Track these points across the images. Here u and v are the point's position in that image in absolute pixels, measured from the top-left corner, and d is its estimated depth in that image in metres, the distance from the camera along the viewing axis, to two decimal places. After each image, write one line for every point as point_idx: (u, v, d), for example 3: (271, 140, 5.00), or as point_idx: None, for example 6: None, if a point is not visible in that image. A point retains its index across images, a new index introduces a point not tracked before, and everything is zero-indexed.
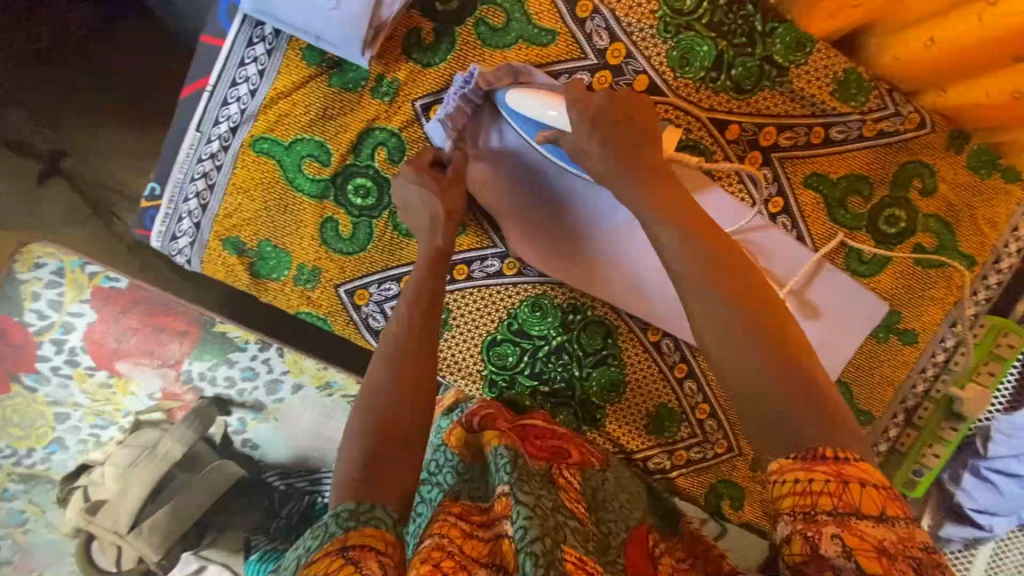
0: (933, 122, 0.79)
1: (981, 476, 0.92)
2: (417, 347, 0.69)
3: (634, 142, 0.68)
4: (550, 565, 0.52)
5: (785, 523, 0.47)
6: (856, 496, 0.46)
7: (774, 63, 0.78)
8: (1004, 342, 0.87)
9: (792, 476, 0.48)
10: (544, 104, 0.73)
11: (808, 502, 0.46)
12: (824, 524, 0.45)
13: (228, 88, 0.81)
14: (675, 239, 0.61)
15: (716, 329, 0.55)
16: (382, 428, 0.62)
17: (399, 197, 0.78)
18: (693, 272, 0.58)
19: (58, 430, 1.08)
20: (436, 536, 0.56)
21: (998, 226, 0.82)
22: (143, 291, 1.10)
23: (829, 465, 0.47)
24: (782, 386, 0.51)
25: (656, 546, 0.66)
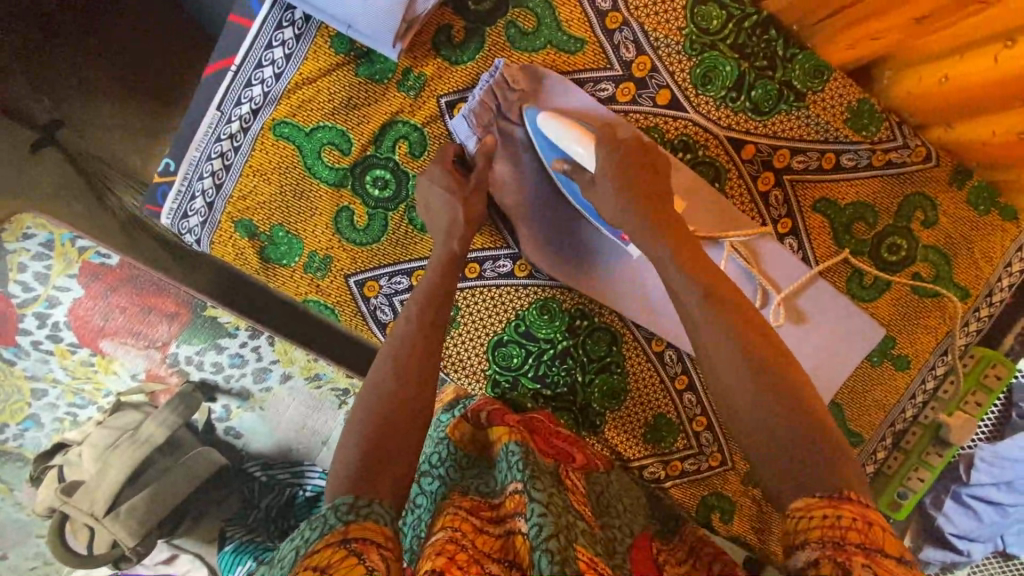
0: (938, 157, 0.82)
1: (962, 503, 0.96)
2: (424, 345, 0.68)
3: (649, 191, 0.70)
4: (566, 560, 0.51)
5: (812, 549, 0.46)
6: (879, 536, 0.46)
7: (792, 88, 0.81)
8: (992, 373, 0.89)
9: (820, 512, 0.48)
10: (574, 138, 0.74)
11: (838, 534, 0.46)
12: (854, 554, 0.44)
13: (253, 70, 0.81)
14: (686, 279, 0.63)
15: (729, 372, 0.57)
16: (386, 419, 0.62)
17: (422, 196, 0.78)
18: (710, 318, 0.60)
19: (34, 407, 1.05)
20: (446, 530, 0.58)
21: (992, 260, 0.85)
22: (134, 269, 1.07)
23: (854, 505, 0.47)
24: (782, 428, 0.53)
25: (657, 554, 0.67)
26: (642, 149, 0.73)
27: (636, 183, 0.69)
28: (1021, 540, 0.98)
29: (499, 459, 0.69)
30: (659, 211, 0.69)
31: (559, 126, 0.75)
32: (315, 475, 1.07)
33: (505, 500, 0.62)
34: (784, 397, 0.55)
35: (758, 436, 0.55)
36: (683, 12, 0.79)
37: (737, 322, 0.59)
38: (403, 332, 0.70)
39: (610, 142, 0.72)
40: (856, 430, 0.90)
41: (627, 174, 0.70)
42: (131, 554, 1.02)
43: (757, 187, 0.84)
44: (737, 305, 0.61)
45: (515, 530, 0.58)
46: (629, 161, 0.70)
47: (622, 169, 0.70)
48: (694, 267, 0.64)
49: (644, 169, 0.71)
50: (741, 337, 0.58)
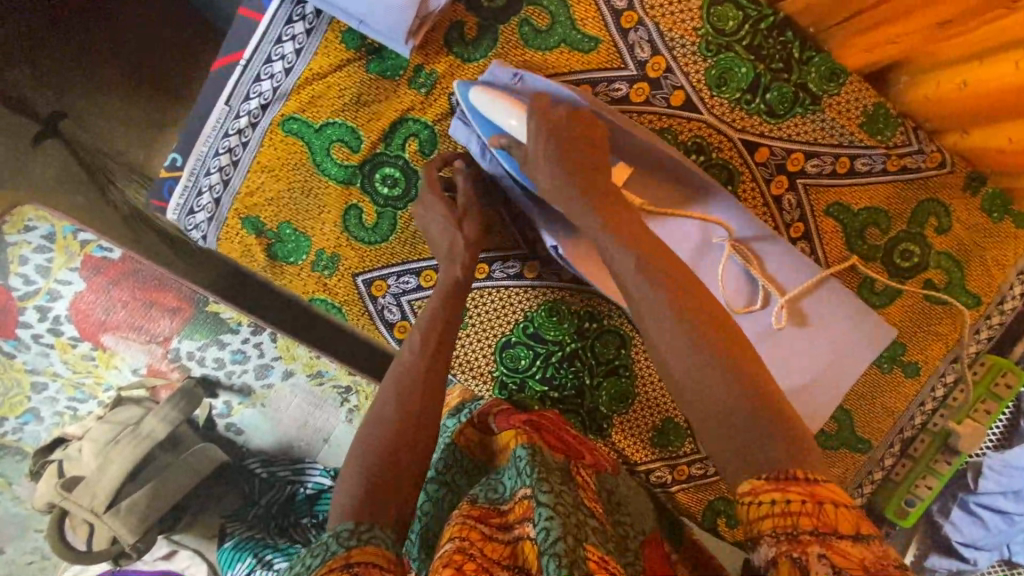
0: (953, 163, 0.82)
1: (970, 511, 0.95)
2: (424, 373, 0.67)
3: (589, 164, 0.66)
4: (573, 563, 0.51)
5: (768, 544, 0.45)
6: (833, 516, 0.44)
7: (808, 91, 0.80)
8: (1003, 381, 0.89)
9: (769, 497, 0.46)
10: (507, 110, 0.71)
11: (790, 523, 0.44)
12: (808, 543, 0.43)
13: (263, 65, 0.80)
14: (631, 261, 0.60)
15: (681, 357, 0.55)
16: (388, 443, 0.62)
17: (422, 225, 0.78)
18: (657, 298, 0.57)
19: (34, 400, 1.04)
20: (455, 540, 0.56)
21: (1005, 269, 0.84)
22: (136, 263, 1.06)
23: (801, 486, 0.46)
24: (744, 420, 0.51)
25: (670, 552, 0.68)
26: (573, 115, 0.69)
27: (572, 156, 0.66)
28: None
29: (510, 464, 0.68)
30: (599, 185, 0.66)
31: (494, 101, 0.72)
32: (316, 472, 1.06)
33: (515, 505, 0.62)
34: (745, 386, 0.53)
35: (712, 422, 0.53)
36: (699, 12, 0.78)
37: (684, 303, 0.57)
38: (405, 359, 0.69)
39: (542, 111, 0.69)
40: (864, 436, 0.89)
41: (566, 147, 0.66)
42: (131, 551, 1.01)
43: (770, 190, 0.84)
44: (686, 285, 0.59)
45: (524, 535, 0.58)
46: (563, 133, 0.67)
47: (560, 142, 0.66)
48: (641, 246, 0.61)
49: (579, 138, 0.68)
50: (690, 319, 0.56)
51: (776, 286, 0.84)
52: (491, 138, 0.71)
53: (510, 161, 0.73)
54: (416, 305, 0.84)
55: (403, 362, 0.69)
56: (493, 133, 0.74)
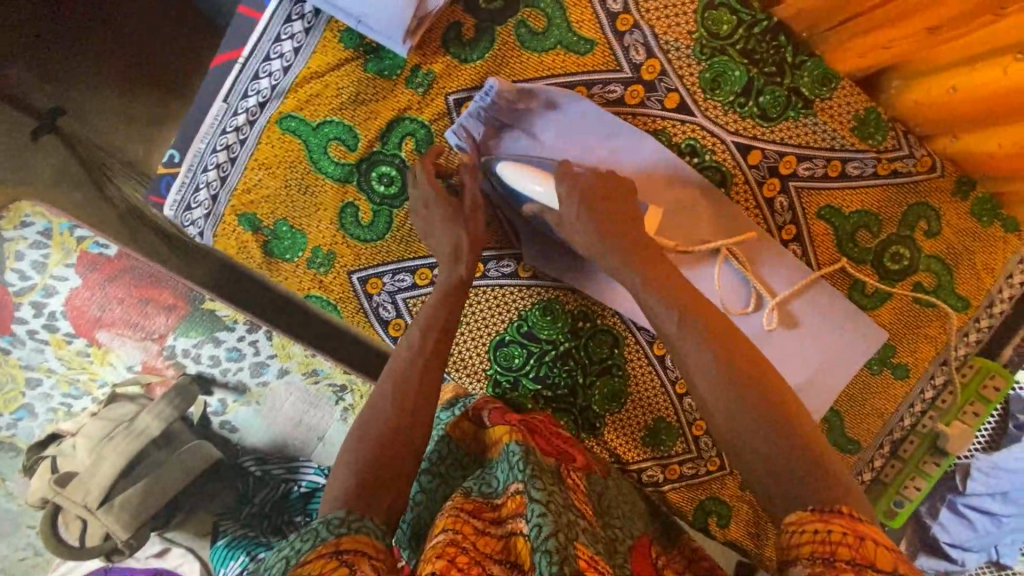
0: (943, 167, 0.83)
1: (958, 512, 0.96)
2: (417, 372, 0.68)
3: (618, 214, 0.71)
4: (564, 560, 0.51)
5: (802, 566, 0.47)
6: (872, 551, 0.46)
7: (800, 95, 0.81)
8: (991, 384, 0.90)
9: (812, 526, 0.49)
10: (533, 179, 0.75)
11: (828, 549, 0.47)
12: (842, 570, 0.45)
13: (261, 63, 0.80)
14: (670, 313, 0.64)
15: (722, 401, 0.60)
16: (384, 438, 0.63)
17: (422, 228, 0.78)
18: (698, 348, 0.62)
19: (28, 396, 1.04)
20: (448, 532, 0.57)
21: (993, 272, 0.85)
22: (132, 260, 1.06)
23: (845, 520, 0.48)
24: (777, 447, 0.57)
25: (658, 557, 0.68)
26: (601, 176, 0.72)
27: (602, 209, 0.70)
28: (1015, 550, 0.98)
29: (501, 459, 0.69)
30: (629, 233, 0.70)
31: (519, 172, 0.76)
32: (309, 471, 1.06)
33: (507, 501, 0.63)
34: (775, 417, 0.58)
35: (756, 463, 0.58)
36: (694, 16, 0.79)
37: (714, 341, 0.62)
38: (403, 357, 0.70)
39: (570, 175, 0.71)
40: (853, 437, 0.90)
41: (594, 205, 0.70)
42: (123, 548, 1.02)
43: (762, 193, 0.84)
44: (715, 324, 0.63)
45: (517, 531, 0.58)
46: (593, 190, 0.70)
47: (588, 201, 0.70)
48: (679, 297, 0.65)
49: (606, 196, 0.71)
50: (721, 353, 0.61)
51: (767, 285, 0.85)
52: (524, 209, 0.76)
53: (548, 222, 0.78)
54: (411, 303, 0.85)
55: (400, 360, 0.69)
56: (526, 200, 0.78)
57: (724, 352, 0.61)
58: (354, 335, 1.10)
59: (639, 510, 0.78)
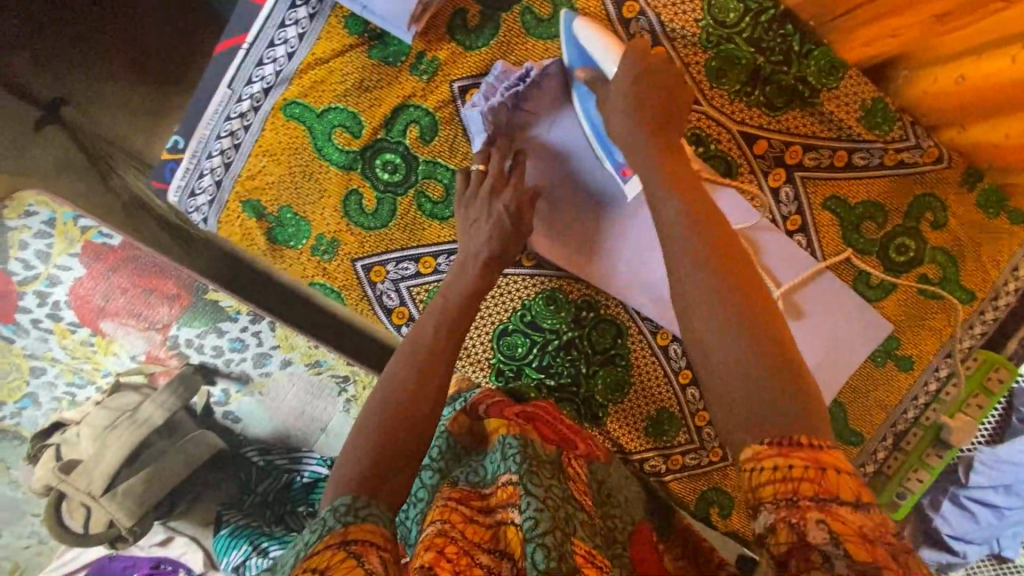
0: (950, 158, 0.82)
1: (960, 504, 0.97)
2: (435, 359, 0.66)
3: (658, 112, 0.66)
4: (560, 556, 0.52)
5: (768, 511, 0.45)
6: (833, 481, 0.44)
7: (807, 84, 0.80)
8: (994, 376, 0.90)
9: (769, 462, 0.46)
10: (604, 47, 0.72)
11: (790, 488, 0.44)
12: (807, 509, 0.43)
13: (266, 48, 0.80)
14: (676, 204, 0.60)
15: (706, 296, 0.55)
16: (400, 418, 0.61)
17: (463, 212, 0.77)
18: (690, 240, 0.57)
19: (32, 385, 1.05)
20: (437, 523, 0.57)
21: (999, 264, 0.85)
22: (136, 250, 1.06)
23: (805, 451, 0.46)
24: (756, 368, 0.51)
25: (659, 543, 0.69)
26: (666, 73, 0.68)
27: (642, 104, 0.66)
28: (1016, 543, 0.99)
29: (494, 450, 0.68)
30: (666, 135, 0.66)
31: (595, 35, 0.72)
32: (313, 461, 1.07)
33: (496, 490, 0.63)
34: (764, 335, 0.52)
35: (725, 371, 0.52)
36: (700, 4, 0.79)
37: (722, 246, 0.57)
38: (428, 337, 0.69)
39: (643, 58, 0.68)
40: (855, 429, 0.90)
41: (638, 98, 0.66)
42: (127, 535, 1.03)
43: (768, 183, 0.84)
44: (721, 235, 0.58)
45: (506, 520, 0.58)
46: (645, 86, 0.66)
47: (637, 89, 0.66)
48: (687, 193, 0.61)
49: (659, 92, 0.67)
50: (720, 265, 0.56)
51: (770, 277, 0.85)
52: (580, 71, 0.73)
53: (586, 100, 0.75)
54: (415, 290, 0.84)
55: (423, 339, 0.69)
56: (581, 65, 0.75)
57: (728, 260, 0.56)
58: (355, 327, 1.13)
59: (640, 501, 0.78)
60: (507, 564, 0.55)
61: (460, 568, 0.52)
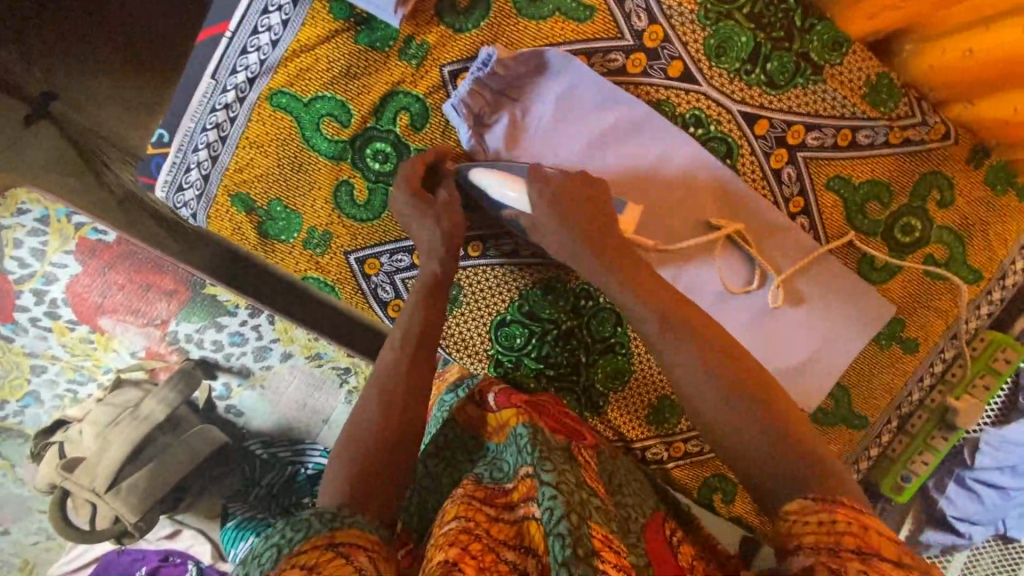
0: (957, 135, 0.80)
1: (965, 486, 0.97)
2: (411, 372, 0.69)
3: (590, 222, 0.70)
4: (577, 541, 0.51)
5: (807, 555, 0.48)
6: (876, 539, 0.47)
7: (810, 60, 0.78)
8: (1002, 357, 0.89)
9: (814, 518, 0.50)
10: (501, 183, 0.74)
11: (832, 540, 0.48)
12: (848, 559, 0.46)
13: (249, 36, 0.78)
14: (643, 304, 0.67)
15: (699, 389, 0.61)
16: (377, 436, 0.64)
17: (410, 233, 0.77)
18: (669, 338, 0.64)
19: (34, 383, 1.04)
20: (460, 520, 0.57)
21: (1008, 242, 0.83)
22: (131, 246, 1.05)
23: (846, 509, 0.50)
24: (741, 403, 0.59)
25: (673, 535, 0.65)
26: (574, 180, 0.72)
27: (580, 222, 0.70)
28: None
29: (509, 442, 0.68)
30: (605, 239, 0.70)
31: (491, 181, 0.75)
32: (318, 454, 1.07)
33: (518, 484, 0.62)
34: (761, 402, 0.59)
35: (743, 450, 0.59)
36: None
37: (694, 330, 0.64)
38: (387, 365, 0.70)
39: (542, 180, 0.71)
40: (861, 412, 0.89)
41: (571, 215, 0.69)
42: (133, 530, 1.03)
43: (769, 163, 0.82)
44: (692, 320, 0.65)
45: (528, 515, 0.58)
46: (566, 199, 0.70)
47: (562, 213, 0.70)
48: (643, 287, 0.68)
49: (581, 203, 0.70)
50: (711, 357, 0.62)
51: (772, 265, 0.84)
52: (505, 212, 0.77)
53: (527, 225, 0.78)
54: (410, 283, 0.84)
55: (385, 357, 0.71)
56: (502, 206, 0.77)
57: (707, 341, 0.63)
58: (357, 320, 1.11)
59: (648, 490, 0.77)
60: (532, 560, 0.55)
61: (484, 564, 0.52)
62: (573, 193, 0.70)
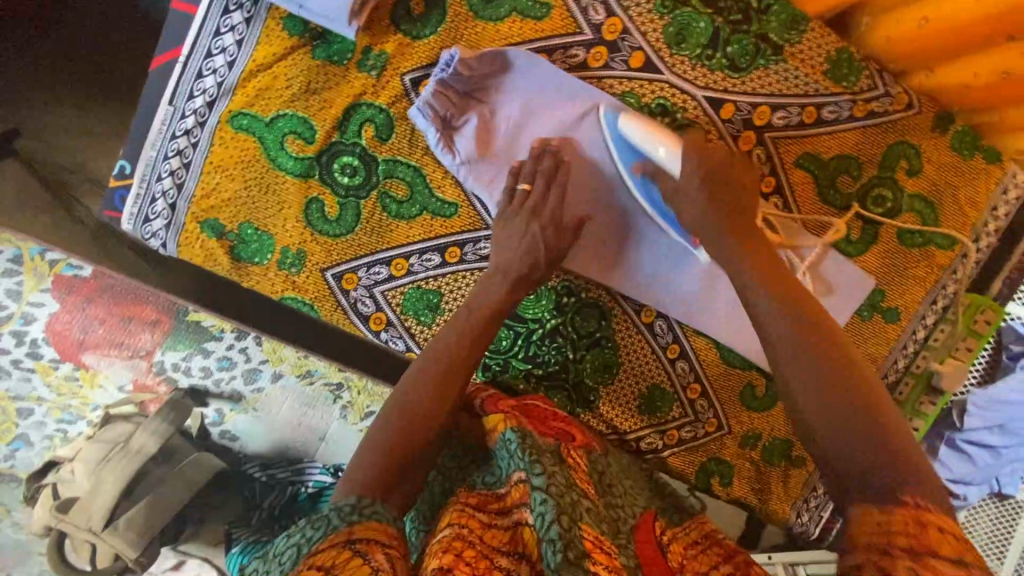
0: (920, 103, 0.81)
1: (957, 448, 0.98)
2: (464, 360, 0.71)
3: (730, 200, 0.72)
4: (569, 545, 0.51)
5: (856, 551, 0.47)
6: (936, 538, 0.44)
7: (769, 41, 0.78)
8: (982, 318, 0.90)
9: (874, 515, 0.48)
10: (653, 138, 0.74)
11: (887, 538, 0.46)
12: (898, 557, 0.44)
13: (204, 60, 0.77)
14: (765, 295, 0.66)
15: (806, 374, 0.59)
16: (418, 415, 0.65)
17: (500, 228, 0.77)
18: (783, 320, 0.63)
19: (22, 427, 1.03)
20: (453, 527, 0.56)
21: (978, 206, 0.84)
22: (110, 278, 1.04)
23: (912, 508, 0.47)
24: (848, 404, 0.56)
25: (663, 534, 0.65)
26: (728, 160, 0.73)
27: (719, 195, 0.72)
28: (1016, 480, 0.99)
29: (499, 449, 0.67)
30: (744, 224, 0.72)
31: (643, 131, 0.74)
32: (317, 471, 1.07)
33: (512, 490, 0.62)
34: (868, 401, 0.56)
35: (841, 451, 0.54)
36: None
37: (816, 325, 0.62)
38: (449, 337, 0.72)
39: (702, 152, 0.73)
40: None
41: (712, 191, 0.72)
42: (135, 566, 1.01)
43: (738, 146, 0.82)
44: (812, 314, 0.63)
45: (523, 521, 0.58)
46: (715, 178, 0.72)
47: (710, 188, 0.72)
48: (774, 278, 0.67)
49: (732, 184, 0.73)
50: (825, 356, 0.60)
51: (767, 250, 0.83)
52: (636, 166, 0.77)
53: (648, 194, 0.79)
54: (389, 295, 0.83)
55: (444, 341, 0.72)
56: (634, 160, 0.77)
57: (824, 338, 0.61)
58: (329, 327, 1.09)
59: (641, 486, 0.79)
60: (527, 565, 0.55)
61: (478, 571, 0.51)
62: (719, 170, 0.72)
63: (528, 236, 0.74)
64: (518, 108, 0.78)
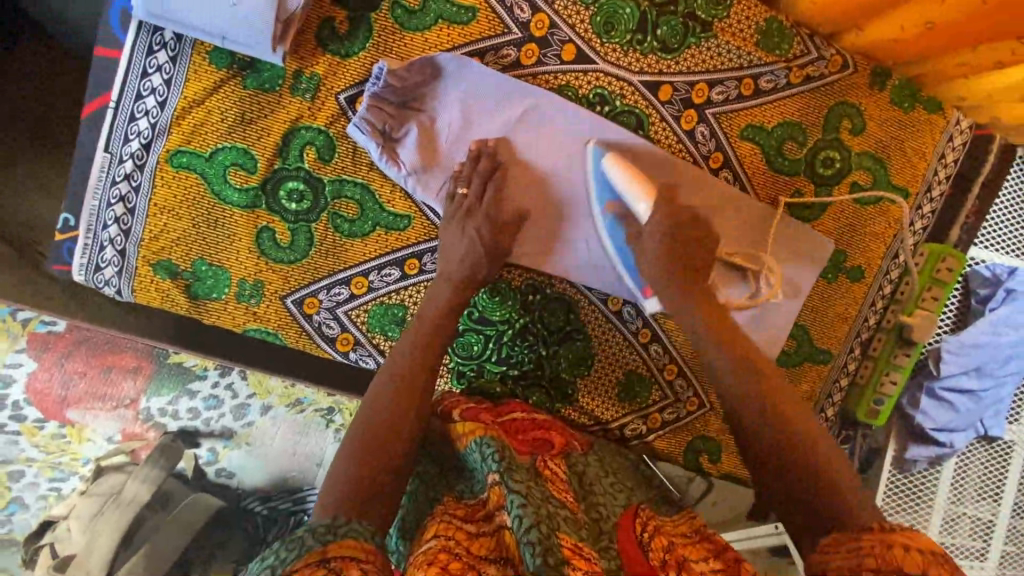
0: (855, 63, 0.82)
1: (937, 397, 0.99)
2: (424, 367, 0.71)
3: (685, 258, 0.75)
4: (547, 551, 0.51)
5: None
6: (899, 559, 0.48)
7: (697, 19, 0.79)
8: (943, 267, 0.91)
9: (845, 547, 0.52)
10: (633, 189, 0.77)
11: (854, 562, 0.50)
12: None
13: (135, 102, 0.76)
14: (725, 356, 0.71)
15: (757, 427, 0.66)
16: (383, 435, 0.65)
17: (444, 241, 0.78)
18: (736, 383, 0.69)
19: (15, 490, 1.00)
20: (439, 539, 0.57)
21: (926, 156, 0.85)
22: (85, 331, 1.01)
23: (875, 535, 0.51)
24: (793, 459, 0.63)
25: (643, 532, 0.62)
26: (693, 219, 0.77)
27: (671, 241, 0.75)
28: (1000, 421, 1.00)
29: (471, 452, 0.66)
30: (698, 285, 0.75)
31: (625, 179, 0.77)
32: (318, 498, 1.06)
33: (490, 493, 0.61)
34: (806, 462, 0.62)
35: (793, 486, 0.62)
36: None
37: (762, 382, 0.68)
38: (405, 350, 0.73)
39: (672, 207, 0.76)
40: (824, 346, 0.90)
41: (671, 243, 0.75)
42: None
43: (681, 126, 0.82)
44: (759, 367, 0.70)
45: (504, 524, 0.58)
46: (678, 233, 0.75)
47: (670, 245, 0.75)
48: (731, 342, 0.72)
49: (693, 241, 0.76)
50: (773, 416, 0.66)
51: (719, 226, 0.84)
52: (609, 203, 0.80)
53: (614, 234, 0.82)
54: (353, 314, 0.83)
55: (400, 358, 0.72)
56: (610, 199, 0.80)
57: (773, 401, 0.67)
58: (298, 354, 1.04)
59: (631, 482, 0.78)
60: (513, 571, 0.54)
61: None
62: (682, 228, 0.76)
63: (467, 237, 0.76)
64: (456, 113, 0.79)
